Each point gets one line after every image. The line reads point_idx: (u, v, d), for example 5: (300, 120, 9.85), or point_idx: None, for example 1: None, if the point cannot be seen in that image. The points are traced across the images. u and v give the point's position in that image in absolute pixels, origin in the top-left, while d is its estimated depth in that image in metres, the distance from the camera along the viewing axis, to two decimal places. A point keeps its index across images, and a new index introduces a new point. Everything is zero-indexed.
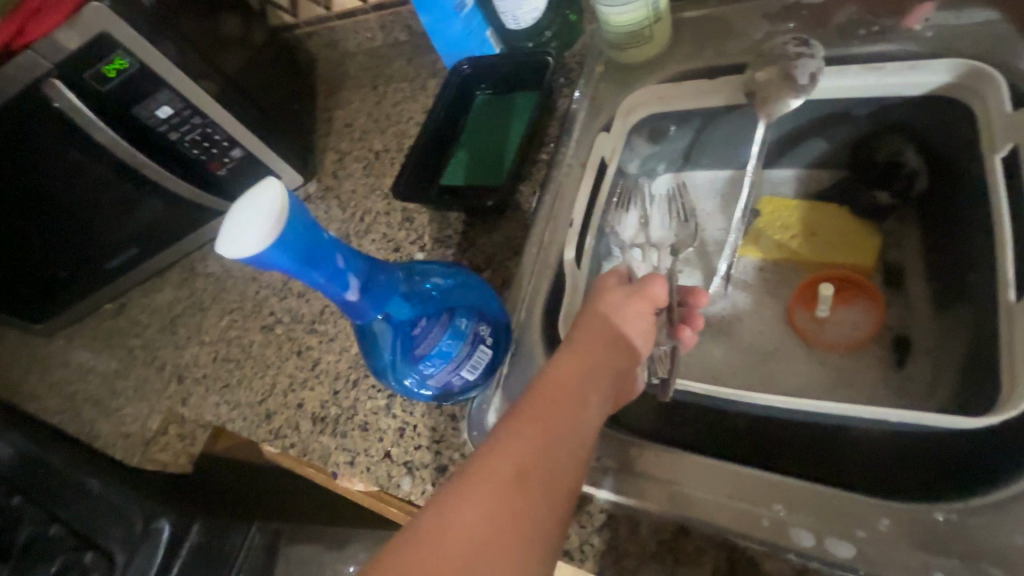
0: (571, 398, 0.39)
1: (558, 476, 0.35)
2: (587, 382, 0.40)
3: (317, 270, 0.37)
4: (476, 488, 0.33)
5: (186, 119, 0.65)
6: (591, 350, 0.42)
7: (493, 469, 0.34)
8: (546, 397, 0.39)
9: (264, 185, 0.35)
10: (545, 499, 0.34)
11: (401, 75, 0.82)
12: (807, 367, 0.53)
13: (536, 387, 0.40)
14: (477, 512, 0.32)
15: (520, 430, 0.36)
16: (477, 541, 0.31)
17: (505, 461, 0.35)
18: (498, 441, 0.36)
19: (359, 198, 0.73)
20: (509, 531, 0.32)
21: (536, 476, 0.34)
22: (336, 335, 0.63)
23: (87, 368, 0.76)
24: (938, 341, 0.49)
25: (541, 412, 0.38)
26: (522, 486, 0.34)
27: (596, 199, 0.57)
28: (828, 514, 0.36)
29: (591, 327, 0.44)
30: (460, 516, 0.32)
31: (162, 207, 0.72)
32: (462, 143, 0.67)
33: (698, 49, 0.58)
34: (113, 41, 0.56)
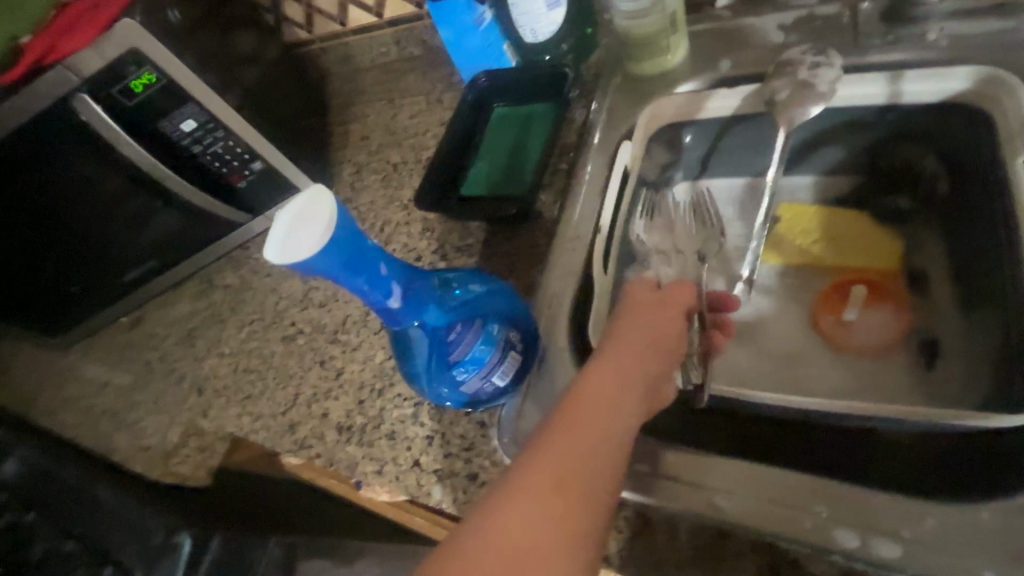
0: (607, 405, 0.37)
1: (597, 487, 0.33)
2: (624, 389, 0.39)
3: (360, 274, 0.38)
4: (513, 502, 0.31)
5: (208, 132, 0.65)
6: (626, 356, 0.41)
7: (530, 480, 0.32)
8: (583, 404, 0.37)
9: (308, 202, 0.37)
10: (587, 507, 0.32)
11: (417, 89, 0.83)
12: (834, 371, 0.53)
13: (571, 394, 0.38)
14: (516, 527, 0.30)
15: (557, 438, 0.35)
16: (517, 557, 0.30)
17: (544, 470, 0.33)
18: (534, 450, 0.34)
19: (378, 209, 0.74)
20: (548, 547, 0.30)
21: (576, 485, 0.33)
22: (359, 345, 0.63)
23: (104, 381, 0.76)
24: (963, 344, 0.49)
25: (578, 420, 0.36)
26: (561, 498, 0.32)
27: (620, 207, 0.57)
28: (870, 514, 0.36)
29: (624, 332, 0.42)
30: (498, 532, 0.30)
31: (181, 220, 0.72)
32: (481, 154, 0.67)
33: (714, 60, 0.59)
34: (140, 57, 0.57)
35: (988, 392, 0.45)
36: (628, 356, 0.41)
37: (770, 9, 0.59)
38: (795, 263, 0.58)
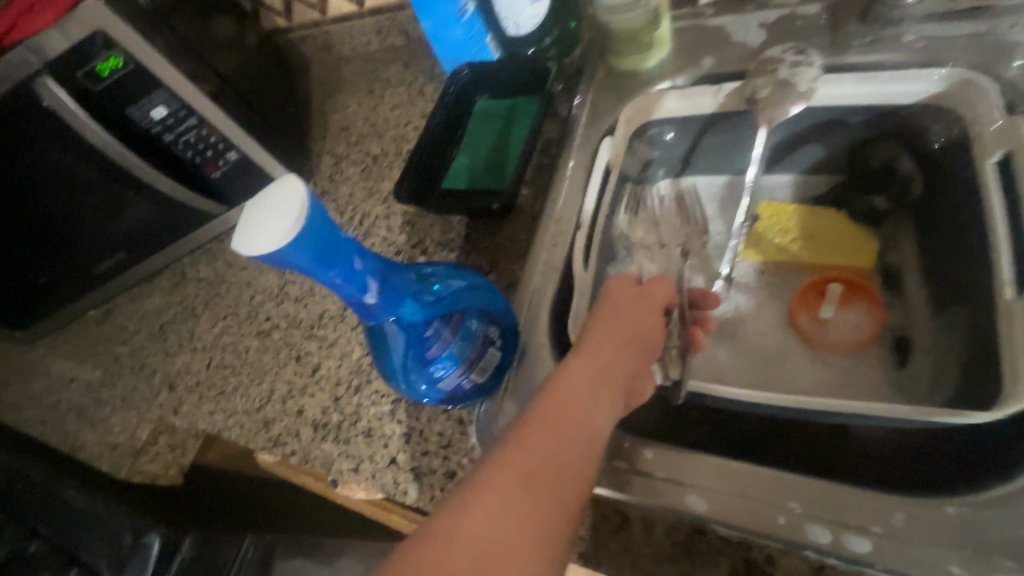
0: (581, 399, 0.37)
1: (569, 480, 0.33)
2: (596, 389, 0.38)
3: (333, 269, 0.37)
4: (484, 492, 0.31)
5: (181, 121, 0.63)
6: (601, 350, 0.41)
7: (501, 472, 0.32)
8: (556, 397, 0.37)
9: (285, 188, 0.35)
10: (553, 507, 0.32)
11: (398, 80, 0.82)
12: (810, 369, 0.54)
13: (546, 388, 0.38)
14: (487, 518, 0.30)
15: (530, 430, 0.35)
16: (486, 548, 0.29)
17: (512, 466, 0.32)
18: (507, 442, 0.34)
19: (358, 202, 0.73)
20: (517, 539, 0.30)
21: (544, 482, 0.32)
22: (336, 340, 0.62)
23: (70, 377, 0.73)
24: (935, 342, 0.50)
25: (551, 412, 0.36)
26: (532, 489, 0.32)
27: (602, 204, 0.57)
28: (841, 509, 0.36)
29: (602, 328, 0.43)
30: (467, 522, 0.30)
31: (151, 210, 0.70)
32: (463, 148, 0.66)
33: (696, 58, 0.59)
34: (107, 41, 0.55)
35: (954, 388, 0.46)
36: (604, 351, 0.41)
37: (753, 6, 0.59)
38: (775, 261, 0.59)
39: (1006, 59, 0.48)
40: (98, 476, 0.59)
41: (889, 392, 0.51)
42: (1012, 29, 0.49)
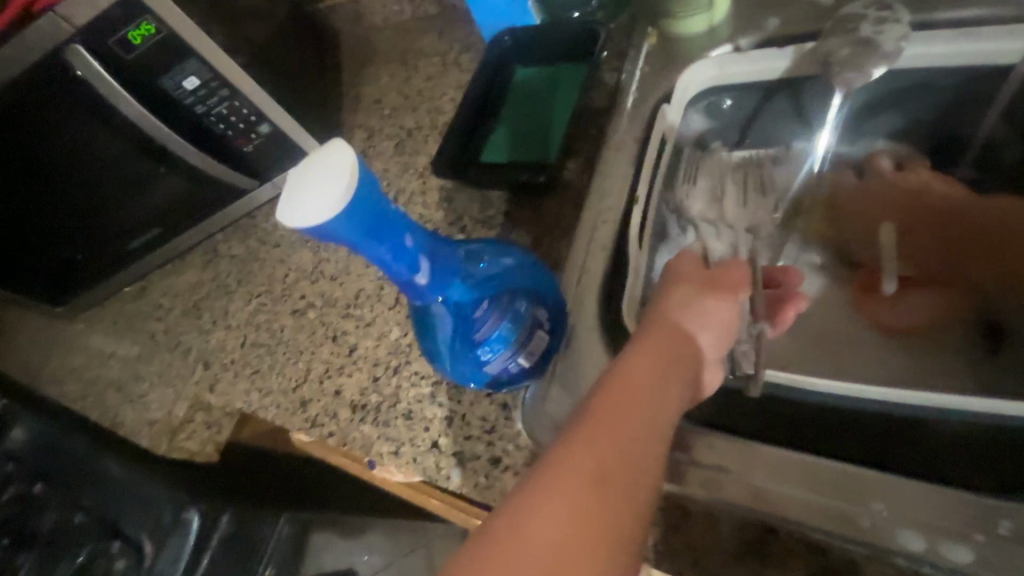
0: (649, 388, 0.34)
1: (641, 477, 0.30)
2: (663, 378, 0.35)
3: (381, 243, 0.35)
4: (551, 489, 0.29)
5: (212, 92, 0.61)
6: (669, 336, 0.38)
7: (568, 465, 0.30)
8: (624, 384, 0.34)
9: (340, 163, 0.32)
10: (626, 508, 0.29)
11: (433, 49, 0.78)
12: (880, 362, 0.50)
13: (611, 375, 0.35)
14: (556, 517, 0.28)
15: (597, 421, 0.32)
16: (554, 551, 0.27)
17: (579, 463, 0.30)
18: (571, 438, 0.31)
19: (392, 177, 0.70)
20: (589, 541, 0.27)
21: (614, 481, 0.29)
22: (373, 320, 0.60)
23: (108, 353, 0.73)
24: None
25: (618, 401, 0.33)
26: (602, 487, 0.29)
27: (655, 177, 0.54)
28: (935, 514, 0.33)
29: (669, 313, 0.40)
30: (535, 520, 0.28)
31: (182, 185, 0.69)
32: (503, 119, 0.63)
33: (758, 21, 0.55)
34: (137, 5, 0.53)
35: None
36: (670, 335, 0.38)
37: None
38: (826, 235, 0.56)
39: None
40: (138, 451, 0.58)
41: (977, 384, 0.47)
42: None
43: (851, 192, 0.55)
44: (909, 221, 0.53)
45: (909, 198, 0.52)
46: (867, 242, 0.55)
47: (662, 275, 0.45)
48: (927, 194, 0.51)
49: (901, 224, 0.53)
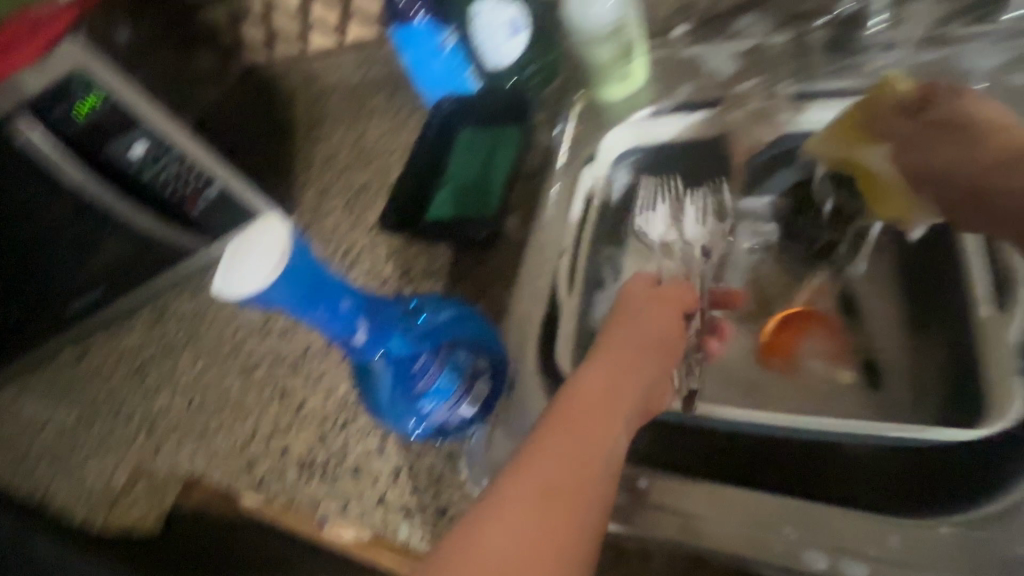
0: (600, 408, 0.36)
1: (590, 496, 0.31)
2: (619, 386, 0.38)
3: (319, 307, 0.37)
4: (502, 513, 0.30)
5: (162, 158, 0.63)
6: (617, 359, 0.40)
7: (517, 488, 0.31)
8: (576, 405, 0.36)
9: (273, 240, 0.34)
10: (582, 512, 0.31)
11: (382, 109, 0.82)
12: (787, 392, 0.51)
13: (563, 396, 0.37)
14: (505, 539, 0.29)
15: (548, 443, 0.33)
16: (503, 573, 0.28)
17: (537, 470, 0.32)
18: (530, 446, 0.33)
19: (343, 232, 0.72)
20: (538, 563, 0.28)
21: (570, 487, 0.31)
22: (322, 375, 0.61)
23: (43, 420, 0.70)
24: (909, 359, 0.49)
25: (571, 421, 0.35)
26: (552, 508, 0.30)
27: (584, 232, 0.59)
28: (837, 533, 0.36)
29: (619, 336, 0.43)
30: (484, 545, 0.29)
31: (127, 247, 0.69)
32: (447, 176, 0.65)
33: (669, 90, 0.62)
34: (90, 80, 0.54)
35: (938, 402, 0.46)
36: (619, 358, 0.40)
37: (722, 40, 0.62)
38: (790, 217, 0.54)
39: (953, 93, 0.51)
40: (72, 526, 0.56)
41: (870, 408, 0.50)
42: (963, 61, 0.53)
43: (940, 108, 0.47)
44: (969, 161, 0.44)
45: (990, 135, 0.44)
46: (914, 172, 0.48)
47: (615, 302, 0.48)
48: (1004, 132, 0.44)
49: (965, 157, 0.44)
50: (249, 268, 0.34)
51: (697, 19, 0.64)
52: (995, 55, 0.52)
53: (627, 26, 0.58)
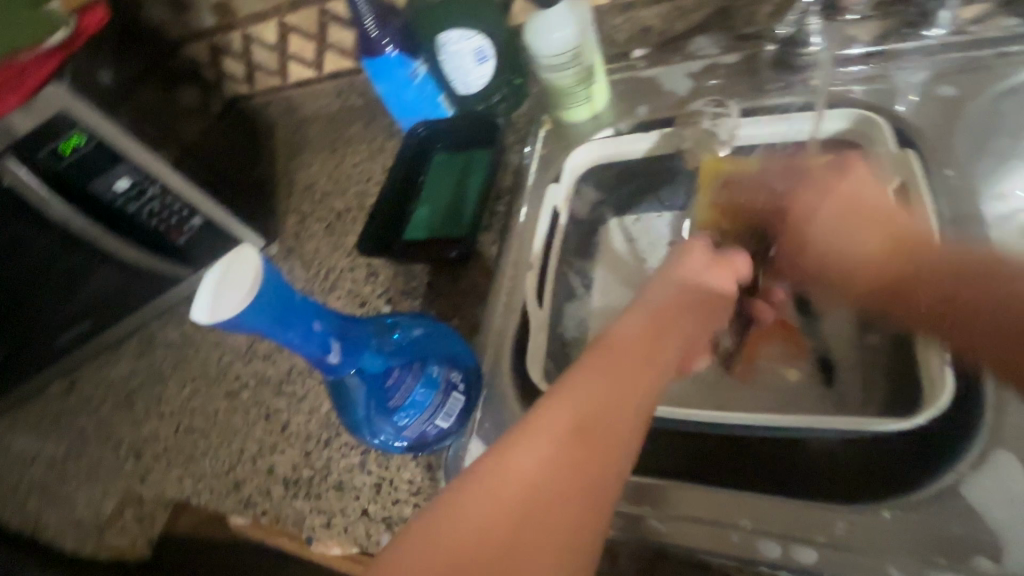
0: (643, 353, 0.37)
1: (622, 434, 0.33)
2: (658, 337, 0.39)
3: (293, 329, 0.39)
4: (533, 442, 0.32)
5: (144, 191, 0.65)
6: (669, 308, 0.41)
7: (552, 419, 0.33)
8: (620, 349, 0.37)
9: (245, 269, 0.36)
10: (605, 453, 0.32)
11: (360, 138, 0.85)
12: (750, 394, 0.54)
13: (607, 340, 0.38)
14: (536, 462, 0.31)
15: (585, 382, 0.35)
16: (522, 499, 0.30)
17: (566, 410, 0.33)
18: (562, 387, 0.35)
19: (323, 257, 0.75)
20: (567, 486, 0.31)
21: (597, 428, 0.33)
22: (305, 395, 0.62)
23: (35, 454, 0.72)
24: (861, 356, 0.52)
25: (614, 363, 0.36)
26: (585, 439, 0.32)
27: (552, 247, 0.62)
28: (788, 522, 0.39)
29: (671, 286, 0.43)
30: (516, 465, 0.31)
31: (113, 278, 0.71)
32: (422, 199, 0.68)
33: (629, 110, 0.65)
34: (72, 120, 0.57)
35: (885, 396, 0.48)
36: (670, 307, 0.41)
37: (677, 61, 0.66)
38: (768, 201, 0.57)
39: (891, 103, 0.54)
40: None
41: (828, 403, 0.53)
42: (900, 71, 0.55)
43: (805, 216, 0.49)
44: (863, 268, 0.45)
45: (858, 234, 0.46)
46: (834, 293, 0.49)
47: (670, 253, 0.48)
48: (863, 226, 0.46)
49: (859, 255, 0.46)
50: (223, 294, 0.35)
51: (653, 44, 0.68)
52: (926, 71, 0.55)
53: (585, 52, 0.60)
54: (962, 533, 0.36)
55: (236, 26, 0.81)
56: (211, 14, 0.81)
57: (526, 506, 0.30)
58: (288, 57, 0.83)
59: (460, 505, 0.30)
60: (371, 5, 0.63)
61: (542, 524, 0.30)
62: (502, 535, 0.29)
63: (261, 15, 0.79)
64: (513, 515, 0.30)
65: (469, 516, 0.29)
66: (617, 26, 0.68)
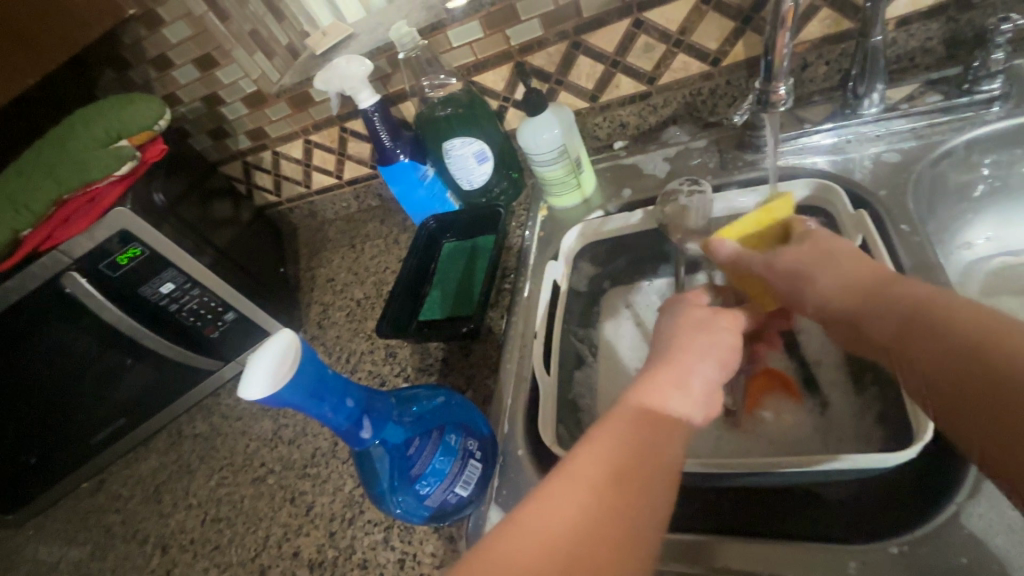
0: (673, 418, 0.42)
1: (656, 482, 0.38)
2: (675, 386, 0.44)
3: (325, 403, 0.43)
4: (574, 486, 0.36)
5: (185, 292, 0.72)
6: (695, 358, 0.46)
7: (590, 468, 0.37)
8: (648, 404, 0.42)
9: (285, 351, 0.41)
10: (642, 498, 0.37)
11: (376, 234, 0.95)
12: (753, 444, 0.57)
13: (644, 403, 0.42)
14: (577, 504, 0.35)
15: (610, 434, 0.40)
16: (570, 535, 0.34)
17: (601, 462, 0.38)
18: (594, 441, 0.39)
19: (344, 342, 0.80)
20: (605, 535, 0.34)
21: (630, 477, 0.37)
22: (328, 476, 0.65)
23: (59, 557, 0.73)
24: (854, 401, 0.55)
25: (647, 424, 0.41)
26: (621, 487, 0.37)
27: (555, 316, 0.67)
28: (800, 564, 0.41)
29: (685, 334, 0.49)
30: (563, 507, 0.35)
31: (150, 373, 0.76)
32: (434, 284, 0.75)
33: (614, 194, 0.74)
34: (129, 237, 0.65)
35: (881, 437, 0.51)
36: (700, 347, 0.47)
37: (652, 149, 0.76)
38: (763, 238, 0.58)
39: (843, 172, 0.62)
40: None
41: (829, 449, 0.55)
42: (847, 143, 0.63)
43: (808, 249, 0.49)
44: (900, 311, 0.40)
45: (884, 295, 0.42)
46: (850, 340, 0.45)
47: (677, 304, 0.53)
48: (888, 284, 0.43)
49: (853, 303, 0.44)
50: (265, 371, 0.39)
51: (630, 135, 0.78)
52: (877, 143, 0.62)
53: (571, 148, 0.69)
54: (969, 564, 0.38)
55: (268, 146, 0.92)
56: (246, 138, 0.91)
57: (572, 546, 0.33)
58: (312, 168, 0.94)
59: (503, 548, 0.33)
60: (386, 122, 0.72)
61: (589, 565, 0.32)
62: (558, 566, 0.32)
63: (289, 136, 0.90)
64: (561, 557, 0.33)
65: (520, 555, 0.32)
66: (598, 124, 0.77)
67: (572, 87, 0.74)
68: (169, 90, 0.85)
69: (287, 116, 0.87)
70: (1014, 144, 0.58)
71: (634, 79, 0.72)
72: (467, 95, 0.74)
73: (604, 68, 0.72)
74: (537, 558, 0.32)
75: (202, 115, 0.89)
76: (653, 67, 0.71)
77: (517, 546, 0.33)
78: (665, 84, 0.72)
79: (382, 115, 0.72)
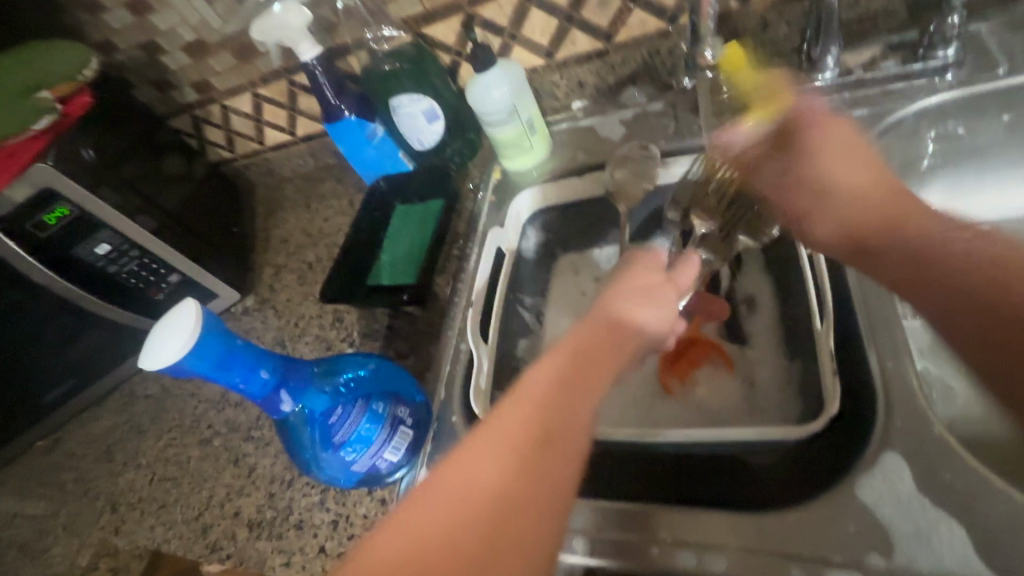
0: (604, 366, 0.41)
1: (577, 437, 0.38)
2: (608, 343, 0.43)
3: (234, 373, 0.44)
4: (496, 449, 0.36)
5: (124, 254, 0.70)
6: (625, 303, 0.45)
7: (513, 430, 0.37)
8: (579, 354, 0.41)
9: (186, 330, 0.41)
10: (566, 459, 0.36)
11: (332, 194, 0.92)
12: (684, 411, 0.58)
13: (569, 356, 0.41)
14: (499, 471, 0.35)
15: (530, 392, 0.39)
16: (492, 500, 0.34)
17: (526, 426, 0.37)
18: (520, 402, 0.38)
19: (295, 305, 0.79)
20: (526, 495, 0.35)
21: (554, 437, 0.37)
22: (272, 438, 0.66)
23: (15, 513, 0.75)
24: (781, 376, 0.56)
25: (568, 378, 0.40)
26: (542, 450, 0.36)
27: (498, 279, 0.68)
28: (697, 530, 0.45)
29: (618, 286, 0.47)
30: (484, 476, 0.35)
31: (98, 334, 0.75)
32: (384, 248, 0.72)
33: (567, 159, 0.72)
34: (57, 195, 0.62)
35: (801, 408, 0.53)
36: (632, 299, 0.45)
37: (610, 112, 0.74)
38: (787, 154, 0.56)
39: None
40: None
41: (752, 417, 0.56)
42: None
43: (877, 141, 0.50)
44: (908, 244, 0.43)
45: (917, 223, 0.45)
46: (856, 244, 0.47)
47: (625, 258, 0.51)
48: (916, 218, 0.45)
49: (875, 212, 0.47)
50: (165, 345, 0.41)
51: (590, 95, 0.75)
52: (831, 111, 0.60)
53: (522, 108, 0.66)
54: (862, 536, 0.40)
55: (215, 99, 0.88)
56: (192, 90, 0.87)
57: (496, 512, 0.34)
58: (264, 124, 0.90)
59: (423, 516, 0.34)
60: (329, 76, 0.68)
61: (509, 530, 0.33)
62: (477, 537, 0.33)
63: (236, 88, 0.85)
64: (483, 526, 0.33)
65: (436, 528, 0.33)
66: (556, 82, 0.74)
67: (527, 43, 0.71)
68: (104, 36, 0.80)
69: (234, 67, 0.82)
70: (957, 115, 0.58)
71: (591, 35, 0.69)
72: (414, 49, 0.72)
73: (559, 23, 0.68)
74: (459, 529, 0.33)
75: (143, 64, 0.83)
76: (610, 24, 0.67)
77: (435, 517, 0.33)
78: (623, 42, 0.69)
79: (326, 69, 0.68)
